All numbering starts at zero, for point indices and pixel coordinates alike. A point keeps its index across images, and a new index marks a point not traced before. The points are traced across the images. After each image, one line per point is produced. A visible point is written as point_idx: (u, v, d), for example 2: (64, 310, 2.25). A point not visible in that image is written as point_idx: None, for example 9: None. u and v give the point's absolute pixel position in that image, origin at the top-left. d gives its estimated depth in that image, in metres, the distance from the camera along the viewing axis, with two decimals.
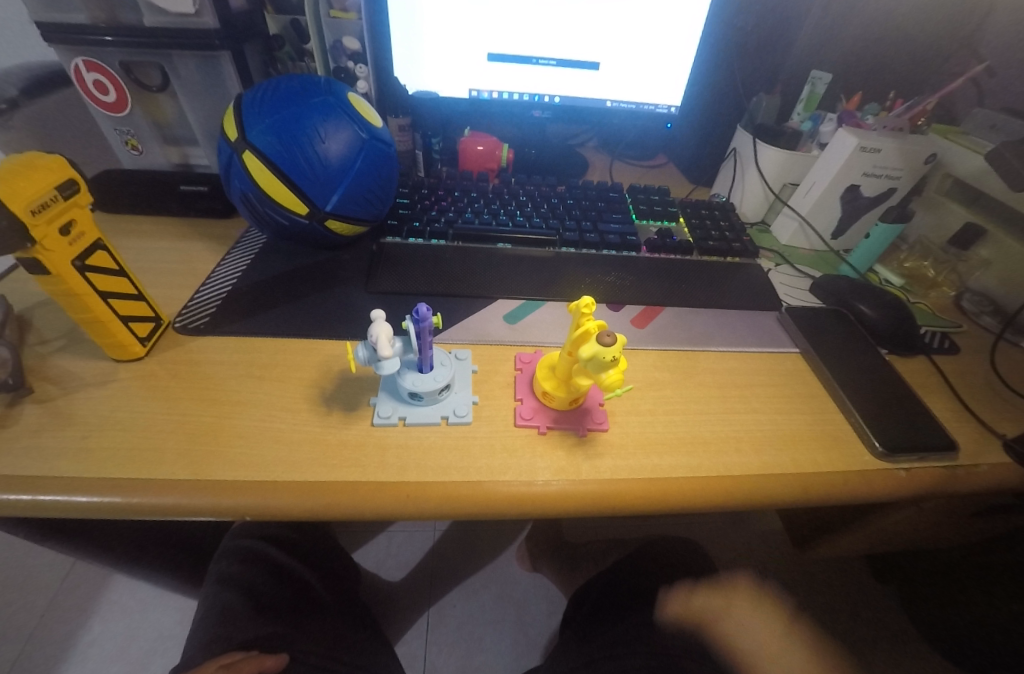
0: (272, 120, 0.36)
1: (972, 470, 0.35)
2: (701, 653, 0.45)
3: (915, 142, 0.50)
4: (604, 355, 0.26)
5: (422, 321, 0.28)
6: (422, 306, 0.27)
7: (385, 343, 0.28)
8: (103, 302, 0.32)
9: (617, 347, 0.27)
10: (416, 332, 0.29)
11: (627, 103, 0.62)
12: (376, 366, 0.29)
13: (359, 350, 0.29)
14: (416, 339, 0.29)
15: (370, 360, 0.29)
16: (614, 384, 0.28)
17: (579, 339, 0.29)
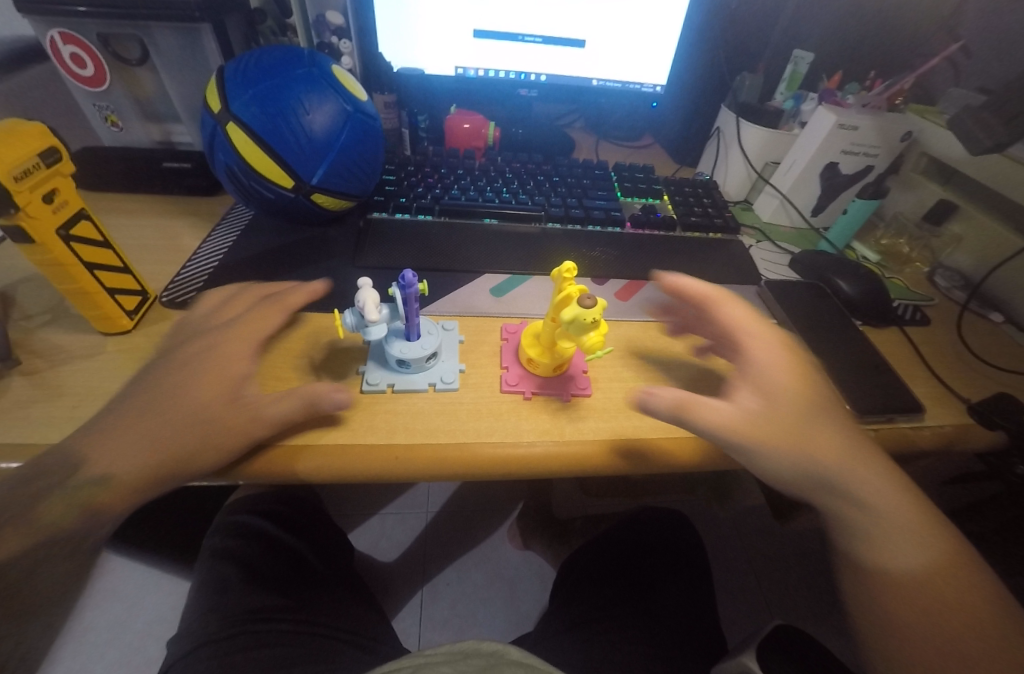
0: (256, 91, 0.36)
1: (936, 431, 0.37)
2: (684, 638, 0.49)
3: (891, 120, 0.52)
4: (585, 318, 0.27)
5: (408, 288, 0.28)
6: (408, 272, 0.28)
7: (373, 310, 0.29)
8: (89, 272, 0.32)
9: (597, 310, 0.28)
10: (403, 299, 0.29)
11: (613, 82, 0.62)
12: (364, 331, 0.30)
13: (347, 316, 0.30)
14: (402, 306, 0.30)
15: (358, 326, 0.30)
16: (595, 346, 0.29)
17: (561, 303, 0.30)
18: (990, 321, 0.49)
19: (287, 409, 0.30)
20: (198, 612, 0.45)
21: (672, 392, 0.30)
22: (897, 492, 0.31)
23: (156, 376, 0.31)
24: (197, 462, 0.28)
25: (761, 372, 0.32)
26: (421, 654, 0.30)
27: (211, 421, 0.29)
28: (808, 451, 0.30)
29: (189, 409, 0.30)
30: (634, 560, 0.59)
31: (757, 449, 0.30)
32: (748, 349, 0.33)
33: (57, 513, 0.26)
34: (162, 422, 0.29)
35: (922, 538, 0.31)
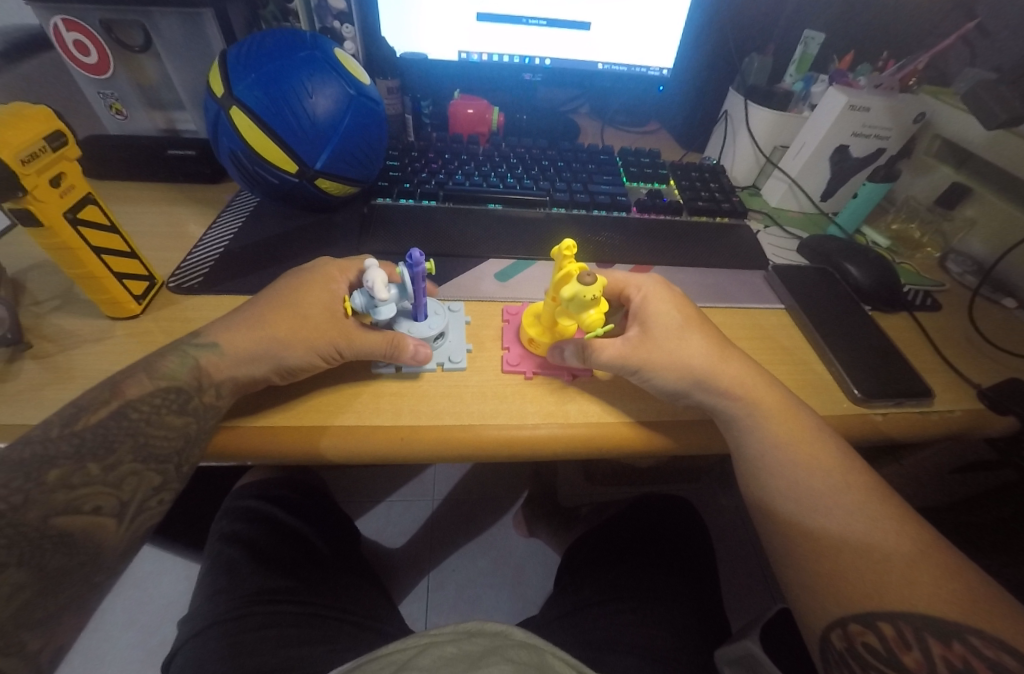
0: (258, 75, 0.36)
1: (945, 416, 0.37)
2: (687, 615, 0.50)
3: (904, 101, 0.50)
4: (585, 294, 0.28)
5: (416, 267, 0.28)
6: (415, 251, 0.28)
7: (381, 290, 0.30)
8: (97, 257, 0.33)
9: (598, 287, 0.28)
10: (410, 278, 0.29)
11: (618, 65, 0.61)
12: (371, 311, 0.31)
13: (357, 297, 0.31)
14: (410, 285, 0.30)
15: (367, 307, 0.31)
16: (595, 323, 0.30)
17: (561, 282, 0.30)
18: (1003, 306, 0.48)
19: (374, 343, 0.31)
20: (208, 595, 0.46)
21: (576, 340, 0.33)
22: (786, 407, 0.31)
23: (280, 286, 0.34)
24: (289, 362, 0.30)
25: (642, 304, 0.34)
26: (428, 633, 0.31)
27: (317, 326, 0.31)
28: (684, 371, 0.31)
29: (303, 313, 0.32)
30: (639, 544, 0.59)
31: (639, 372, 0.31)
32: (634, 287, 0.35)
33: (174, 368, 0.30)
34: (279, 321, 0.31)
35: (821, 449, 0.30)
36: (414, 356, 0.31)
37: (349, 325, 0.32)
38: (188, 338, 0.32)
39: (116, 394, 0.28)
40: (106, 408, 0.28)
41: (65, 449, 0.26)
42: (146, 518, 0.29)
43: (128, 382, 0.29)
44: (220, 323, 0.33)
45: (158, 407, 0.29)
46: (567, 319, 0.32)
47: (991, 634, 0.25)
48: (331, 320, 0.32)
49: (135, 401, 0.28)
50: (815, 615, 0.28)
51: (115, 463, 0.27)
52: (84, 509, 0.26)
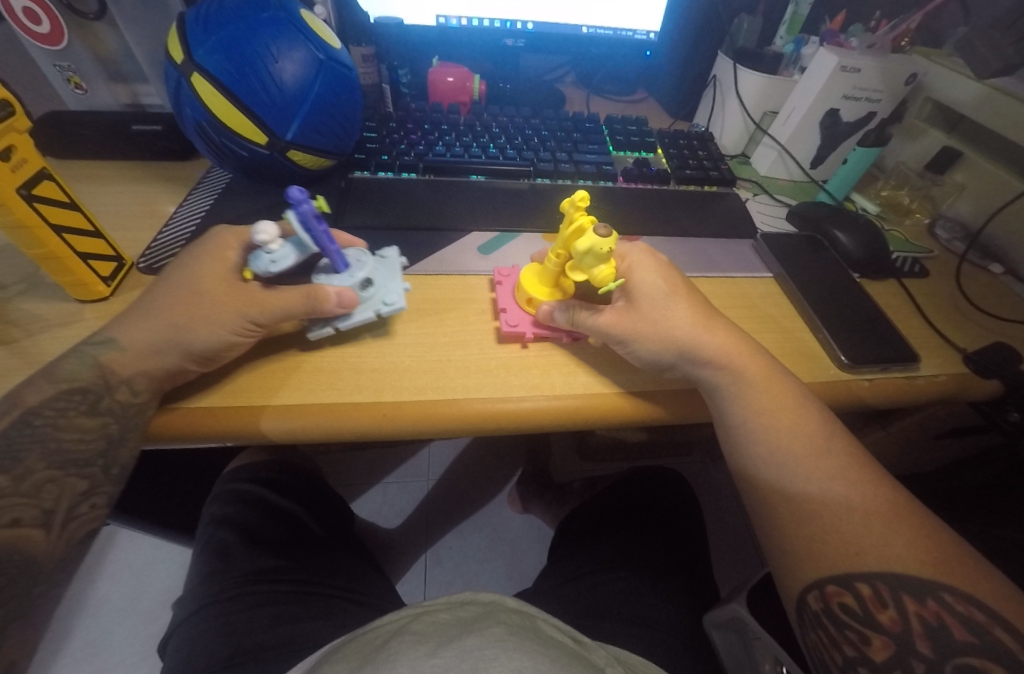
0: (220, 38, 0.34)
1: (930, 380, 0.37)
2: (673, 580, 0.51)
3: (896, 61, 0.49)
4: (601, 247, 0.28)
5: (300, 205, 0.26)
6: (292, 188, 0.25)
7: (272, 240, 0.28)
8: (58, 237, 0.31)
9: (611, 240, 0.29)
10: (301, 223, 0.27)
11: (604, 29, 0.59)
12: (268, 266, 0.29)
13: (253, 259, 0.30)
14: (304, 231, 0.28)
15: (265, 265, 0.29)
16: (607, 279, 0.29)
17: (572, 235, 0.30)
18: (989, 271, 0.48)
19: (287, 302, 0.30)
20: (200, 578, 0.46)
21: (571, 302, 0.33)
22: (771, 373, 0.31)
23: (175, 266, 0.32)
24: (198, 346, 0.28)
25: (627, 272, 0.33)
26: (421, 603, 0.31)
27: (216, 303, 0.29)
28: (667, 341, 0.31)
29: (196, 289, 0.30)
30: (629, 515, 0.60)
31: (624, 342, 0.31)
32: (620, 255, 0.35)
33: (74, 369, 0.28)
34: (173, 304, 0.30)
35: (802, 414, 0.30)
36: (339, 302, 0.30)
37: (253, 292, 0.30)
38: (86, 338, 0.29)
39: (14, 403, 0.27)
40: (7, 419, 0.26)
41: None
42: (80, 523, 0.28)
43: (26, 388, 0.27)
44: (124, 315, 0.30)
45: (67, 411, 0.28)
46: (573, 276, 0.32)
47: (962, 589, 0.25)
48: (232, 293, 0.30)
49: (38, 407, 0.27)
50: (794, 576, 0.28)
51: (27, 474, 0.26)
52: (3, 524, 0.26)
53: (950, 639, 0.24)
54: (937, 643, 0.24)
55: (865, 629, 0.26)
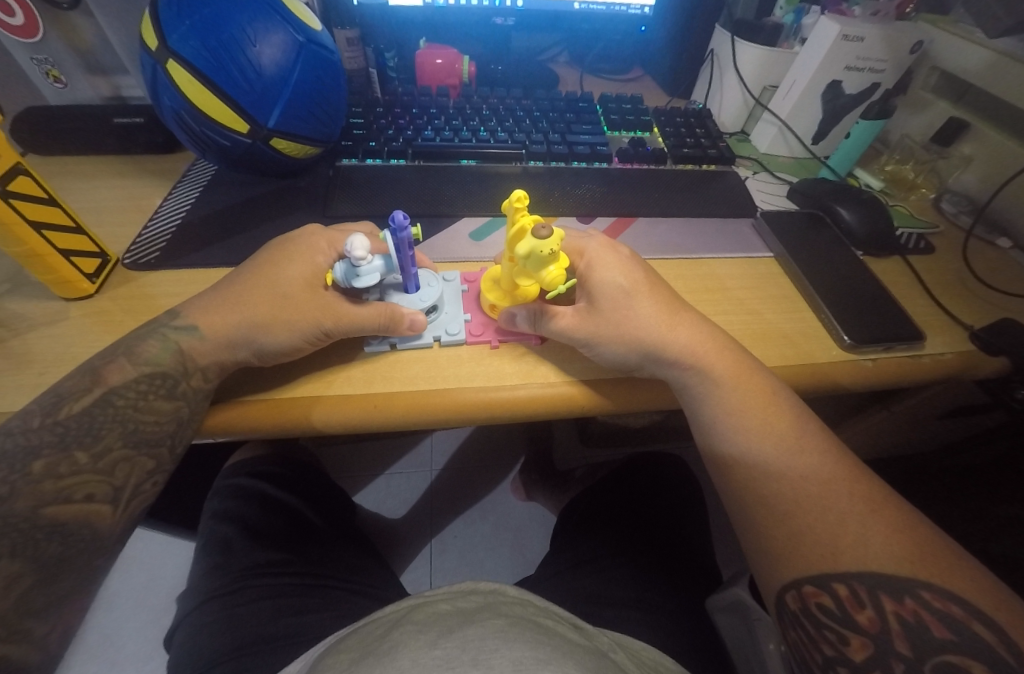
0: (194, 22, 0.33)
1: (935, 359, 0.36)
2: (676, 563, 0.51)
3: (900, 28, 0.47)
4: (542, 251, 0.25)
5: (400, 231, 0.26)
6: (399, 214, 0.25)
7: (364, 255, 0.27)
8: (36, 233, 0.30)
9: (554, 241, 0.26)
10: (394, 244, 0.27)
11: (597, 5, 0.57)
12: (354, 278, 0.27)
13: (338, 266, 0.28)
14: (395, 253, 0.27)
15: (348, 275, 0.28)
16: (556, 282, 0.27)
17: (514, 238, 0.27)
18: (997, 246, 0.47)
19: (368, 317, 0.29)
20: (203, 572, 0.46)
21: (532, 304, 0.31)
22: (744, 372, 0.29)
23: (257, 259, 0.31)
24: (274, 348, 0.28)
25: (587, 270, 0.31)
26: (421, 594, 0.31)
27: (299, 306, 0.28)
28: (631, 343, 0.29)
29: (284, 292, 0.29)
30: (630, 504, 0.59)
31: (587, 343, 0.29)
32: (576, 250, 0.32)
33: (156, 353, 0.28)
34: (258, 300, 0.28)
35: (777, 414, 0.28)
36: (410, 326, 0.30)
37: (334, 302, 0.29)
38: (165, 319, 0.29)
39: (97, 381, 0.27)
40: (90, 396, 0.26)
41: (49, 439, 0.25)
42: (141, 501, 0.28)
43: (109, 367, 0.27)
44: (195, 301, 0.30)
45: (145, 393, 0.27)
46: (525, 280, 0.29)
47: (946, 585, 0.23)
48: (313, 296, 0.29)
49: (119, 388, 0.27)
50: (771, 574, 0.27)
51: (104, 451, 0.26)
52: (77, 498, 0.25)
53: (927, 637, 0.23)
54: (914, 642, 0.23)
55: (843, 629, 0.25)
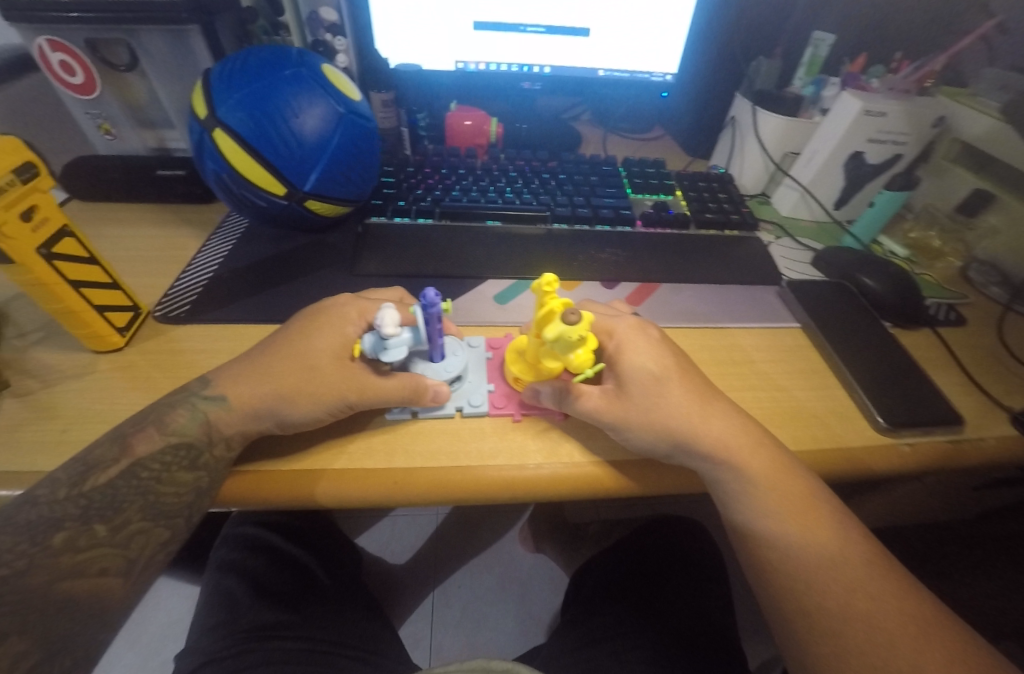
0: (243, 94, 0.35)
1: (977, 444, 0.35)
2: (699, 645, 0.48)
3: (923, 104, 0.48)
4: (571, 335, 0.25)
5: (432, 307, 0.26)
6: (430, 290, 0.25)
7: (393, 330, 0.26)
8: (74, 291, 0.31)
9: (584, 325, 0.26)
10: (425, 318, 0.27)
11: (621, 72, 0.59)
12: (382, 350, 0.27)
13: (366, 338, 0.28)
14: (424, 326, 0.27)
15: (376, 348, 0.28)
16: (584, 365, 0.28)
17: (543, 319, 0.26)
18: None
19: (393, 390, 0.29)
20: (202, 630, 0.45)
21: (557, 380, 0.30)
22: (779, 474, 0.27)
23: (289, 328, 0.31)
24: (298, 421, 0.28)
25: (616, 352, 0.30)
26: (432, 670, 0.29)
27: (327, 379, 0.28)
28: (661, 432, 0.28)
29: (312, 363, 0.29)
30: (645, 576, 0.57)
31: (614, 427, 0.28)
32: (606, 331, 0.32)
33: (184, 422, 0.28)
34: (286, 371, 0.28)
35: (815, 519, 0.27)
36: (434, 397, 0.30)
37: (361, 375, 0.29)
38: (195, 388, 0.29)
39: (125, 452, 0.26)
40: (116, 468, 0.26)
41: (72, 511, 0.25)
42: (152, 571, 0.27)
43: (137, 436, 0.27)
44: (224, 370, 0.30)
45: (169, 465, 0.27)
46: (552, 360, 0.29)
47: None
48: (341, 368, 0.29)
49: (146, 460, 0.27)
50: None
51: (123, 524, 0.26)
52: (89, 573, 0.25)
53: None
54: None
55: None
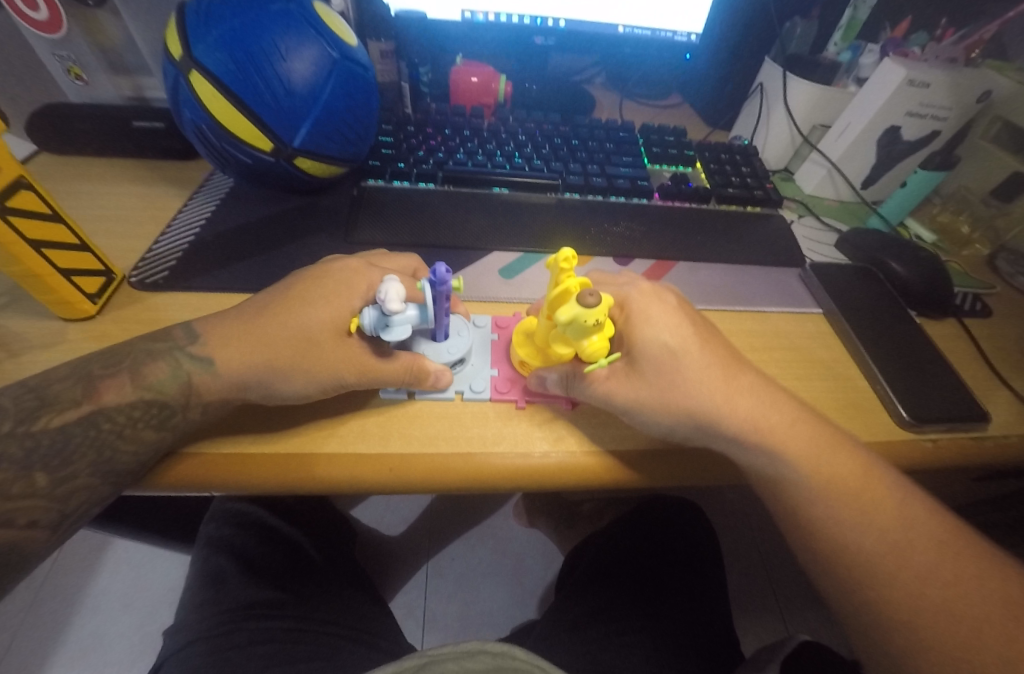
0: (222, 32, 0.31)
1: (1002, 443, 0.33)
2: (690, 627, 0.48)
3: (969, 76, 0.44)
4: (586, 320, 0.22)
5: (442, 284, 0.23)
6: (441, 265, 0.23)
7: (398, 306, 0.24)
8: (37, 252, 0.28)
9: (601, 309, 0.23)
10: (433, 296, 0.24)
11: (642, 29, 0.54)
12: (386, 328, 0.25)
13: (367, 314, 0.25)
14: (433, 303, 0.25)
15: (378, 324, 0.25)
16: (596, 353, 0.25)
17: (557, 299, 0.24)
18: None
19: (395, 373, 0.27)
20: (193, 608, 0.44)
21: (567, 364, 0.28)
22: (807, 469, 0.27)
23: (286, 287, 0.28)
24: (288, 396, 0.26)
25: (628, 326, 0.28)
26: (425, 651, 0.26)
27: (320, 356, 0.26)
28: (680, 412, 0.26)
29: (312, 336, 0.26)
30: (641, 560, 0.56)
31: (627, 410, 0.27)
32: (619, 300, 0.29)
33: (162, 379, 0.26)
34: (273, 349, 0.26)
35: (858, 504, 0.26)
36: (437, 381, 0.28)
37: (360, 351, 0.26)
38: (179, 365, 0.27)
39: (89, 397, 0.25)
40: (75, 412, 0.24)
41: (14, 452, 0.23)
42: None
43: (106, 382, 0.25)
44: (210, 323, 0.28)
45: (135, 420, 0.25)
46: (561, 344, 0.26)
47: None
48: (338, 341, 0.26)
49: (110, 410, 0.25)
50: None
51: (69, 477, 0.23)
52: (15, 524, 0.22)
53: None
54: None
55: None
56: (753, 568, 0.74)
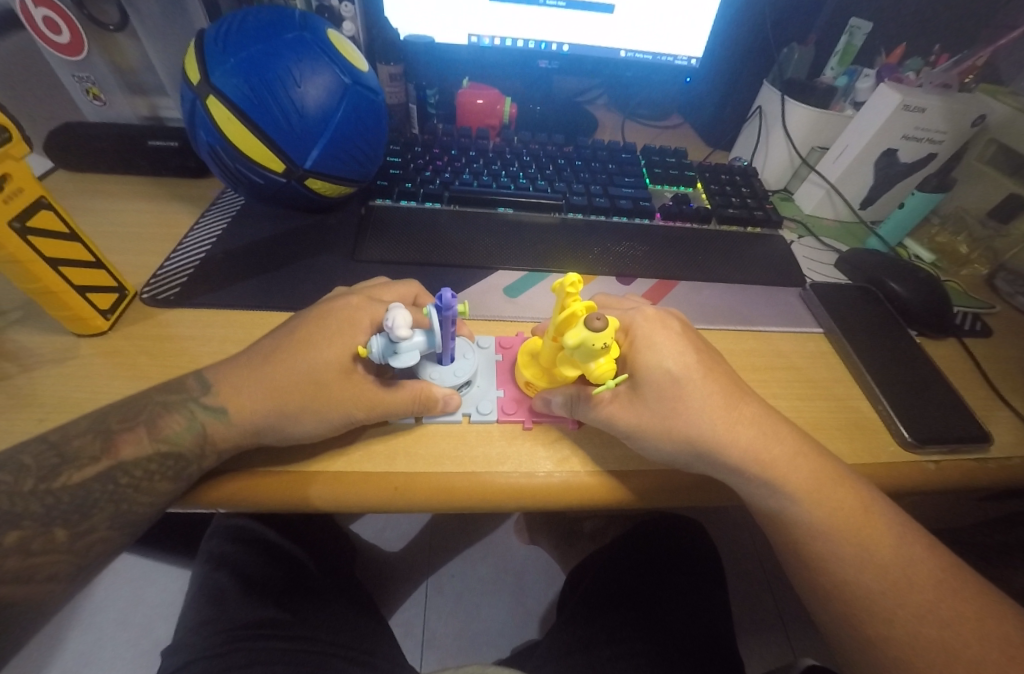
0: (239, 59, 0.32)
1: (1006, 465, 0.33)
2: (695, 649, 0.48)
3: (963, 101, 0.45)
4: (594, 343, 0.23)
5: (447, 310, 0.24)
6: (447, 291, 0.23)
7: (405, 332, 0.24)
8: (53, 270, 0.28)
9: (608, 332, 0.23)
10: (439, 321, 0.25)
11: (644, 54, 0.56)
12: (393, 354, 0.25)
13: (374, 342, 0.26)
14: (438, 329, 0.26)
15: (386, 352, 0.25)
16: (604, 375, 0.25)
17: (563, 323, 0.25)
18: None
19: (403, 402, 0.27)
20: (192, 626, 0.43)
21: (571, 386, 0.29)
22: (811, 494, 0.27)
23: (295, 328, 0.29)
24: (299, 436, 0.26)
25: (632, 350, 0.28)
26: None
27: (329, 390, 0.26)
28: (681, 440, 0.27)
29: (318, 379, 0.26)
30: (643, 580, 0.56)
31: (631, 436, 0.27)
32: (623, 327, 0.30)
33: (179, 430, 0.26)
34: (285, 373, 0.27)
35: (859, 541, 0.27)
36: (445, 406, 0.28)
37: (368, 387, 0.27)
38: (192, 392, 0.27)
39: (107, 452, 0.25)
40: (93, 468, 0.25)
41: (34, 510, 0.23)
42: None
43: (124, 436, 0.26)
44: (222, 368, 0.28)
45: (152, 473, 0.25)
46: (568, 367, 0.26)
47: None
48: (348, 380, 0.27)
49: (128, 464, 0.25)
50: None
51: (86, 531, 0.24)
52: (36, 578, 0.23)
53: None
54: None
55: None
56: (757, 587, 0.74)
